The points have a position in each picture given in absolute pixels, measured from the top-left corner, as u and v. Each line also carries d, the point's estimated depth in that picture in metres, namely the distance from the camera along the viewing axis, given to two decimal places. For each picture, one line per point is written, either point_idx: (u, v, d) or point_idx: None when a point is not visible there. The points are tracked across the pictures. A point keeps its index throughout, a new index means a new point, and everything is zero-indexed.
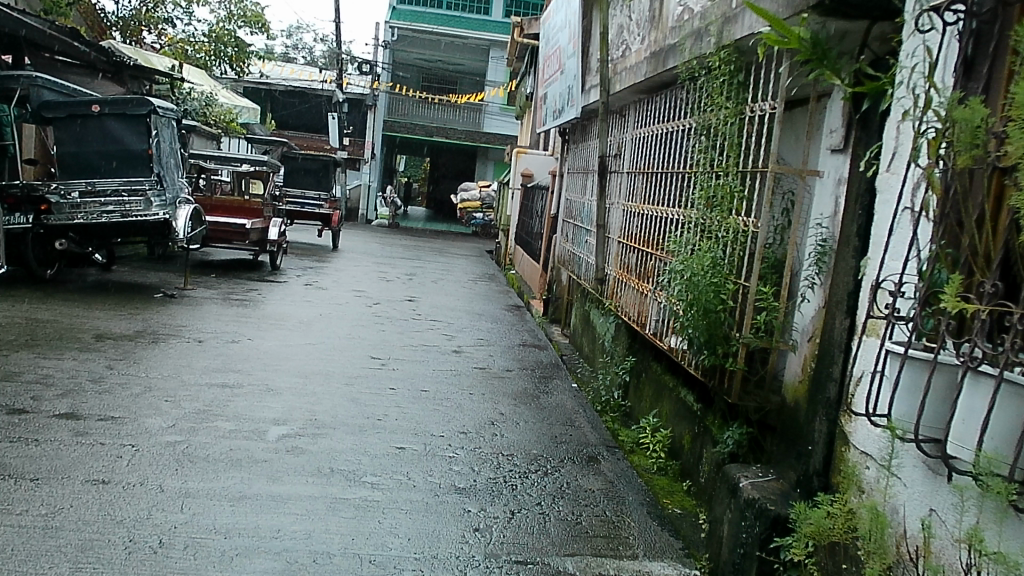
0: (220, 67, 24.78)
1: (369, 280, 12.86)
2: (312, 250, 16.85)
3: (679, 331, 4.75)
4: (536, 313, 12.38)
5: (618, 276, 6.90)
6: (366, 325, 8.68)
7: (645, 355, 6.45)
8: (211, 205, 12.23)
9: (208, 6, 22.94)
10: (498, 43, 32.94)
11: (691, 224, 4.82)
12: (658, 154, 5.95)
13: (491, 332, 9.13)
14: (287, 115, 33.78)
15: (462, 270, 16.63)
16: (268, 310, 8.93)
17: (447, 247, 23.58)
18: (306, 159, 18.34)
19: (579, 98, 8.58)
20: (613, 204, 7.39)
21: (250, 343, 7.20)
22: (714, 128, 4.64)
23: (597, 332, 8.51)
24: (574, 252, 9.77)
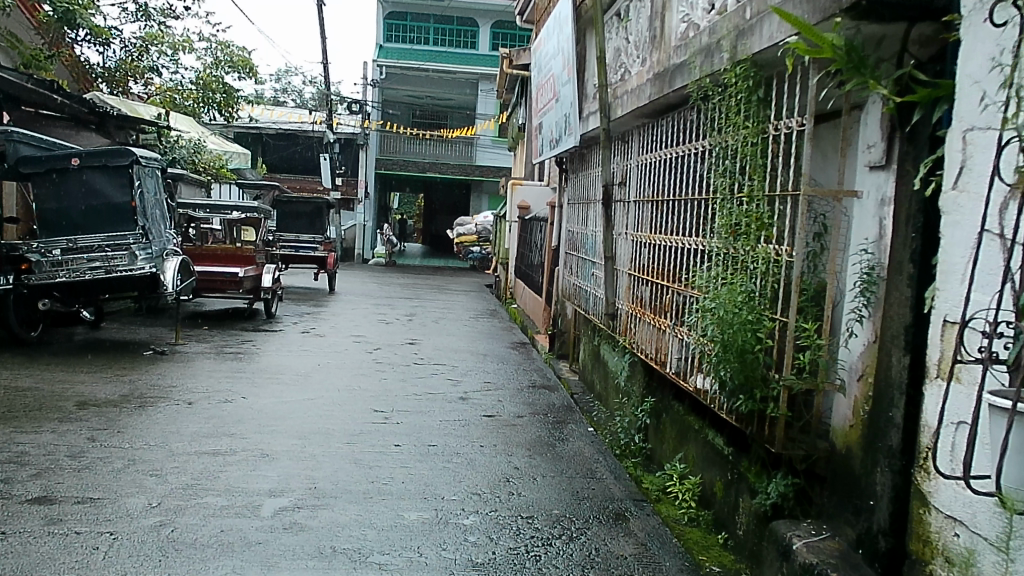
0: (209, 113, 24.63)
1: (368, 324, 12.45)
2: (308, 294, 16.47)
3: (708, 372, 4.35)
4: (542, 350, 11.97)
5: (631, 310, 6.52)
6: (367, 374, 8.26)
7: (666, 395, 6.04)
8: (201, 254, 11.84)
9: (195, 53, 22.84)
10: (486, 76, 32.95)
11: (713, 254, 4.45)
12: (668, 180, 5.61)
13: (497, 375, 8.72)
14: (279, 158, 33.63)
15: (463, 307, 16.24)
16: (263, 363, 8.51)
17: (446, 284, 23.23)
18: (298, 202, 18.03)
19: (576, 126, 8.28)
20: (620, 234, 7.04)
21: (244, 401, 6.78)
22: (733, 149, 4.28)
23: (610, 369, 8.10)
24: (579, 286, 9.40)
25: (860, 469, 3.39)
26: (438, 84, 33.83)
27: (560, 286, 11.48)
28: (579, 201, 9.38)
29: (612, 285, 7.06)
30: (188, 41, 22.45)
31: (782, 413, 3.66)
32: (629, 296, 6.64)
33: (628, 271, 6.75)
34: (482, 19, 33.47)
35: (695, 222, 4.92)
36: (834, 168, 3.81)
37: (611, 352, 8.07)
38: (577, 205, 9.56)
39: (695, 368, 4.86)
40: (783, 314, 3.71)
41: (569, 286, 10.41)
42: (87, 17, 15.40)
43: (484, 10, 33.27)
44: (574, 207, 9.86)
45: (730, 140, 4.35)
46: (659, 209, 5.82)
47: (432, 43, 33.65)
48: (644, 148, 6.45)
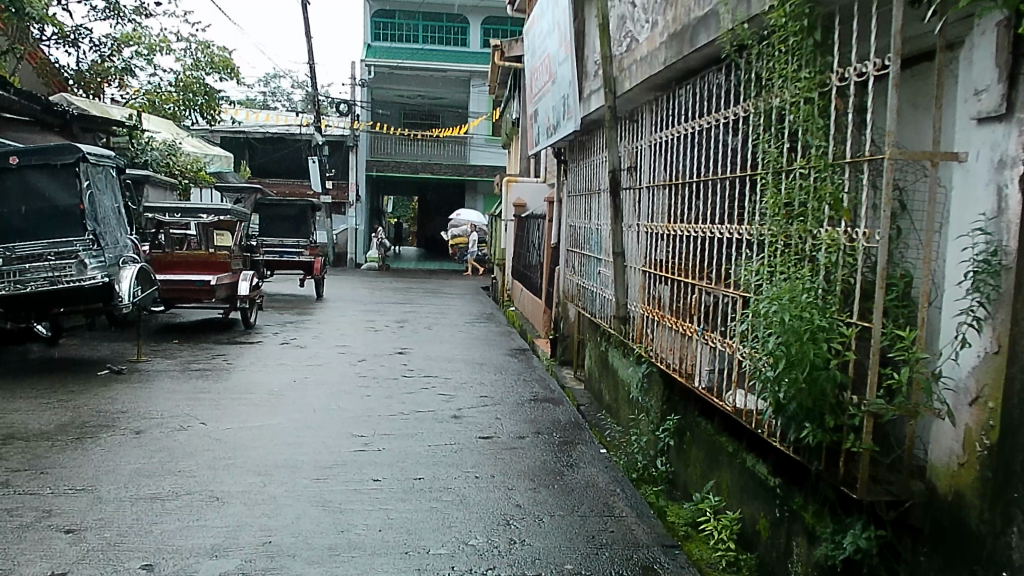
0: (190, 116, 23.75)
1: (355, 333, 11.56)
2: (294, 302, 15.58)
3: (757, 390, 3.46)
4: (543, 356, 11.12)
5: (647, 313, 5.65)
6: (349, 391, 7.36)
7: (691, 412, 5.18)
8: (171, 262, 10.95)
9: (173, 54, 21.95)
10: (478, 73, 32.10)
11: (760, 243, 3.57)
12: (690, 159, 4.74)
13: (495, 387, 7.83)
14: (266, 162, 32.73)
15: (458, 311, 15.34)
16: (233, 381, 7.61)
17: (441, 287, 22.36)
18: (281, 206, 17.13)
19: (576, 108, 7.43)
20: (631, 227, 6.17)
21: (202, 429, 5.87)
22: (782, 109, 3.40)
23: (622, 379, 7.24)
24: (583, 287, 8.54)
25: (979, 523, 2.53)
26: (428, 83, 32.99)
27: (562, 287, 10.60)
28: (581, 193, 8.51)
29: (623, 284, 6.19)
30: (165, 41, 21.56)
31: (867, 449, 2.77)
32: (645, 297, 5.77)
33: (641, 268, 5.88)
34: (472, 15, 32.66)
35: (729, 206, 4.04)
36: (922, 125, 2.93)
37: (622, 360, 7.21)
38: (579, 198, 8.69)
39: (734, 385, 3.99)
40: (862, 317, 2.82)
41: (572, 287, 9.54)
42: (51, 13, 14.50)
43: (474, 6, 32.43)
44: (575, 200, 8.99)
45: (777, 100, 3.47)
46: (679, 194, 4.97)
47: (422, 40, 32.80)
48: (657, 125, 5.57)
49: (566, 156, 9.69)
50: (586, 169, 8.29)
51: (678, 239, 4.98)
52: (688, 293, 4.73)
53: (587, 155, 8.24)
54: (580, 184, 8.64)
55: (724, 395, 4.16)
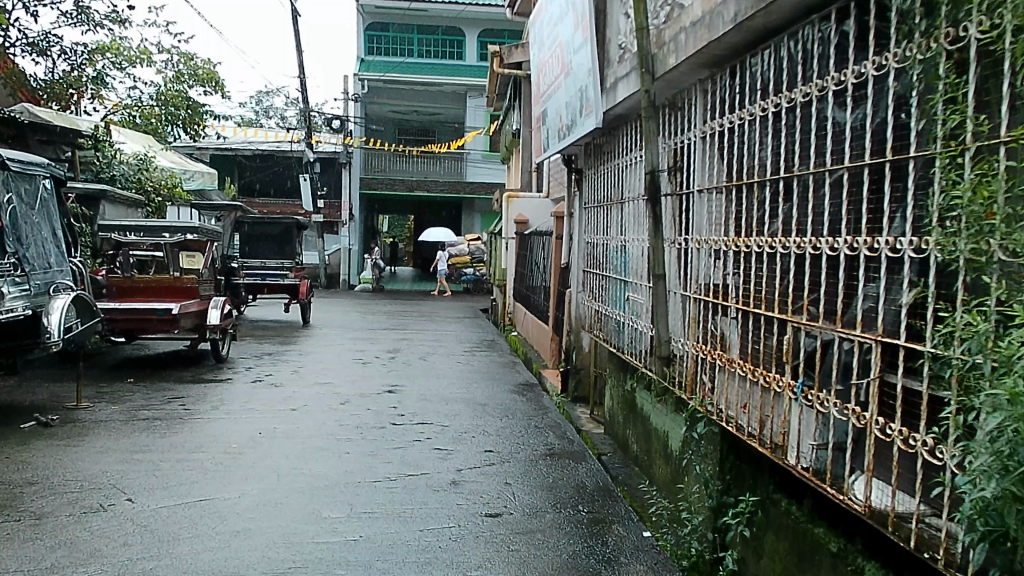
0: (173, 133, 22.51)
1: (339, 366, 10.22)
2: (278, 330, 14.26)
3: (958, 500, 2.16)
4: (552, 391, 9.83)
5: (703, 355, 4.40)
6: (324, 446, 6.02)
7: (767, 487, 3.91)
8: (132, 288, 9.65)
9: (153, 66, 20.75)
10: (475, 87, 31.06)
11: (956, 262, 2.29)
12: (784, 147, 3.47)
13: (502, 437, 6.51)
14: (255, 181, 31.49)
15: (455, 338, 14.01)
16: (184, 434, 6.26)
17: (437, 310, 21.06)
18: (265, 224, 15.82)
19: (597, 102, 6.22)
20: (677, 242, 4.89)
21: (126, 508, 4.54)
22: (1002, 42, 2.14)
23: (662, 432, 5.95)
24: (604, 315, 7.28)
25: None
26: (423, 98, 31.93)
27: (576, 313, 9.34)
28: (604, 204, 7.27)
29: (667, 314, 4.93)
30: (146, 53, 20.37)
31: None
32: (698, 334, 4.52)
33: (693, 296, 4.63)
34: (467, 27, 31.67)
35: (868, 208, 2.79)
36: None
37: (662, 407, 5.93)
38: (601, 211, 7.46)
39: (867, 473, 2.73)
40: None
41: (589, 314, 8.29)
42: (10, 17, 13.27)
43: (470, 18, 31.44)
44: (594, 212, 7.73)
45: (981, 35, 2.24)
46: (756, 196, 3.72)
47: (417, 54, 31.74)
48: (714, 111, 4.33)
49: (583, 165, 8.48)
50: (611, 176, 7.06)
51: (755, 259, 3.73)
52: (778, 332, 3.47)
53: (612, 160, 7.01)
54: (601, 194, 7.41)
55: (848, 484, 2.90)
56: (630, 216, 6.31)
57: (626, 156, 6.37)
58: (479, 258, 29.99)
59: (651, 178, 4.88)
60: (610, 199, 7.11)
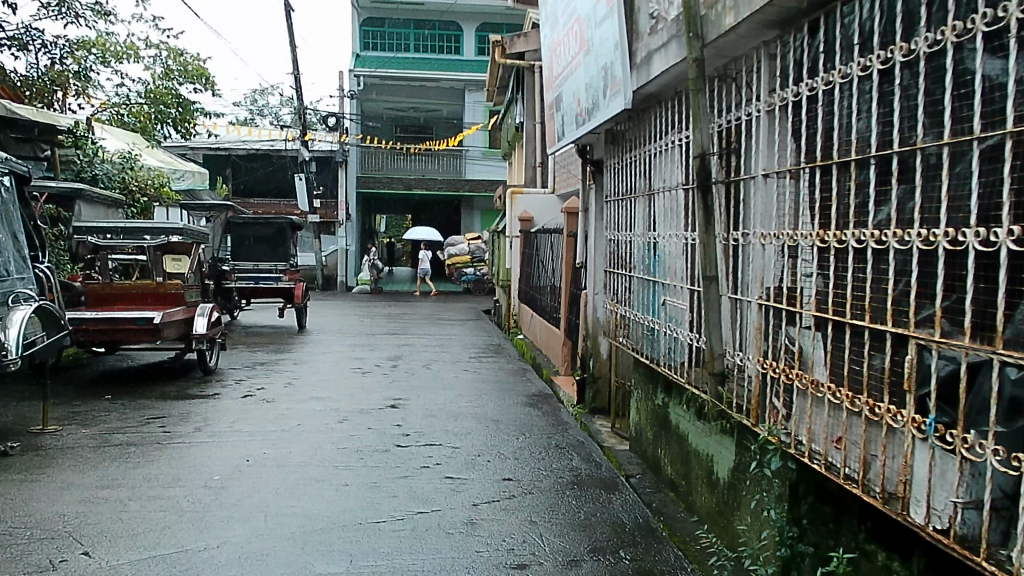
0: (163, 132, 21.71)
1: (336, 377, 9.46)
2: (272, 337, 13.49)
3: None
4: (568, 401, 9.10)
5: (773, 373, 3.66)
6: (319, 477, 5.26)
7: (857, 536, 3.16)
8: (111, 295, 8.87)
9: (141, 62, 19.96)
10: (474, 83, 30.29)
11: None
12: (899, 115, 2.73)
13: (521, 462, 5.76)
14: (249, 181, 30.74)
15: (458, 343, 13.25)
16: (160, 464, 5.50)
17: (439, 312, 20.29)
18: (257, 224, 14.96)
19: (625, 80, 5.49)
20: (735, 239, 4.14)
21: (82, 566, 3.77)
22: None
23: (705, 456, 5.22)
24: (631, 321, 6.56)
25: None
26: (421, 94, 31.17)
27: (595, 317, 8.61)
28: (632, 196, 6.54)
29: (721, 322, 4.19)
30: (133, 48, 19.59)
31: None
32: (764, 348, 3.77)
33: (756, 302, 3.88)
34: (465, 21, 30.93)
35: None
36: None
37: (706, 428, 5.22)
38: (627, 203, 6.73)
39: None
40: None
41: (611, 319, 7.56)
42: None
43: (467, 12, 30.71)
44: (618, 205, 6.99)
45: None
46: (853, 179, 2.99)
47: (413, 49, 31.00)
48: (786, 78, 3.60)
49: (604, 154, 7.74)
50: (640, 165, 6.32)
51: (853, 258, 2.99)
52: (891, 351, 2.74)
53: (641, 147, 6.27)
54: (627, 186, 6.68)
55: (1016, 558, 2.19)
56: (664, 208, 5.58)
57: (658, 142, 5.64)
58: (479, 257, 29.22)
59: (702, 162, 4.15)
60: (638, 190, 6.38)
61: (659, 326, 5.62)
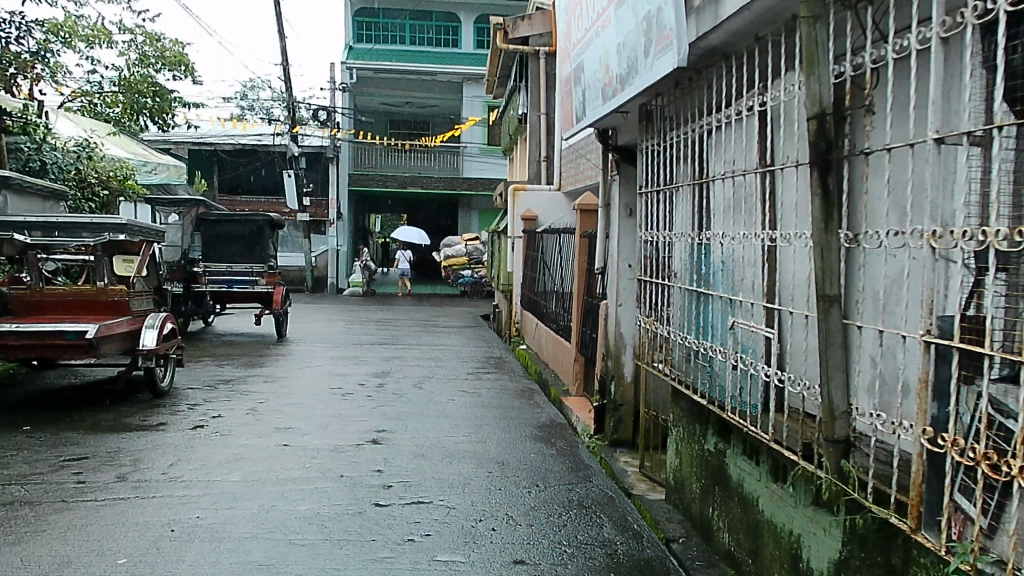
0: (139, 123, 20.29)
1: (311, 400, 8.06)
2: (246, 347, 12.08)
3: None
4: (583, 432, 7.77)
5: (963, 456, 2.28)
6: (266, 560, 3.87)
7: None
8: (43, 302, 7.67)
9: (114, 47, 18.60)
10: (472, 77, 28.91)
11: None
12: None
13: (538, 535, 4.38)
14: (236, 178, 29.36)
15: (455, 356, 11.85)
16: (53, 538, 4.09)
17: (434, 318, 18.91)
18: (231, 222, 13.51)
19: (679, 29, 4.14)
20: (872, 241, 2.77)
21: None
22: None
23: (788, 534, 3.87)
24: (671, 341, 5.25)
25: None
26: (416, 88, 29.78)
27: (620, 332, 7.28)
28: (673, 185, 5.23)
29: (843, 365, 2.87)
30: (106, 31, 18.24)
31: None
32: (937, 413, 2.41)
33: (916, 338, 2.55)
34: (463, 13, 29.57)
35: None
36: None
37: (789, 497, 3.90)
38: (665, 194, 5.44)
39: None
40: None
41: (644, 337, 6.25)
42: None
43: (466, 3, 29.35)
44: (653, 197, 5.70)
45: None
46: None
47: (409, 42, 29.60)
48: None
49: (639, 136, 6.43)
50: (684, 145, 5.02)
51: None
52: None
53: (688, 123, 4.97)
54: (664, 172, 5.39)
55: None
56: (724, 198, 4.28)
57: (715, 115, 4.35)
58: (477, 258, 27.75)
59: (821, 128, 2.86)
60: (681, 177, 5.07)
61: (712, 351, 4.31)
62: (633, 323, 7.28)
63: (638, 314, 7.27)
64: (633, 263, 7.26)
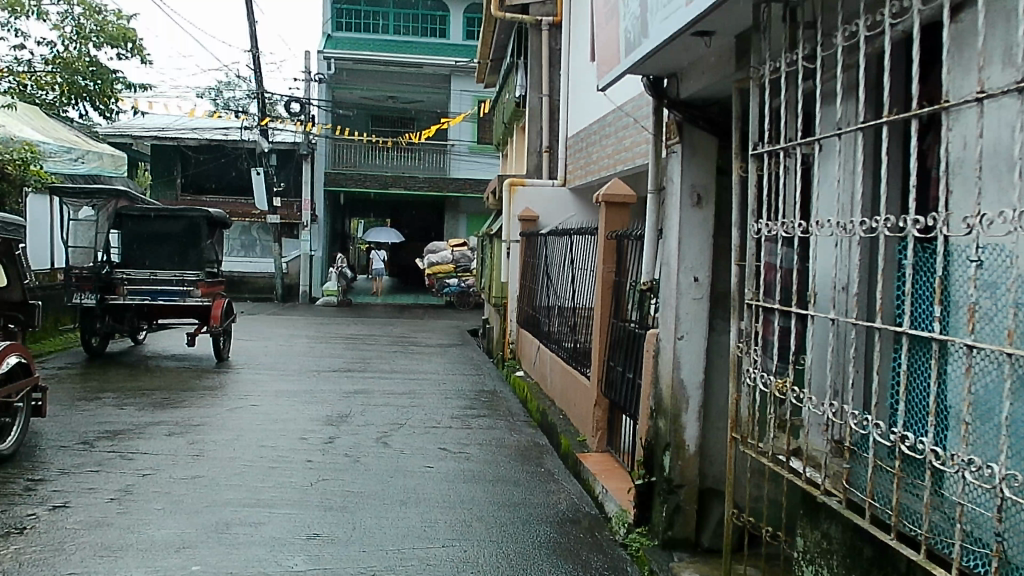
0: (76, 108, 17.66)
1: (222, 470, 5.53)
2: (171, 377, 9.54)
3: None
4: (619, 520, 5.34)
5: None
6: None
7: None
8: None
9: (44, 18, 16.01)
10: (461, 68, 26.51)
11: None
12: None
13: None
14: (202, 176, 26.86)
15: (437, 391, 9.34)
16: None
17: (416, 335, 16.38)
18: (157, 219, 10.90)
19: None
20: None
21: None
22: None
23: None
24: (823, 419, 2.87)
25: None
26: (399, 82, 27.33)
27: (680, 376, 4.88)
28: (824, 136, 2.88)
29: None
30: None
31: None
32: None
33: None
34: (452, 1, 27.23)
35: None
36: None
37: None
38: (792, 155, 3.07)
39: None
40: None
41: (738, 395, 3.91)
42: None
43: None
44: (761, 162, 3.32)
45: None
46: None
47: (393, 31, 27.18)
48: None
49: (729, 73, 4.06)
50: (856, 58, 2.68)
51: None
52: None
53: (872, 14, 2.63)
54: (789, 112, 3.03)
55: None
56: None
57: None
58: (464, 266, 25.20)
59: None
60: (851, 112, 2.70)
61: (993, 483, 1.95)
62: (697, 363, 4.89)
63: (705, 350, 4.91)
64: (701, 276, 4.88)
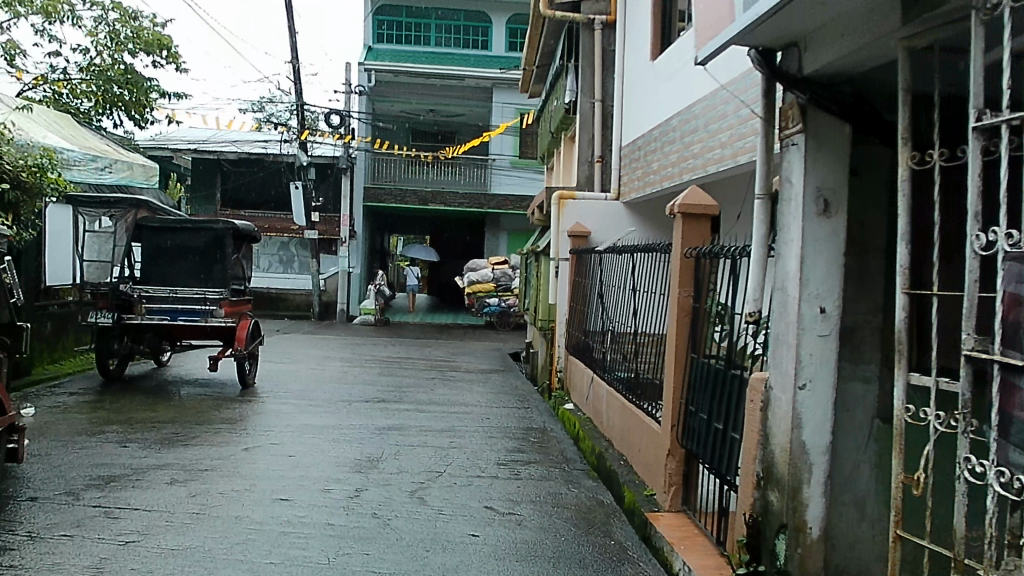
0: (110, 118, 17.13)
1: (222, 537, 4.52)
2: (188, 408, 8.66)
3: None
4: None
5: None
6: None
7: None
8: None
9: (79, 23, 15.51)
10: (505, 80, 25.66)
11: None
12: None
13: None
14: (240, 190, 26.36)
15: (479, 428, 8.29)
16: None
17: (456, 358, 15.39)
18: (178, 230, 10.07)
19: None
20: None
21: None
22: None
23: None
24: None
25: None
26: (441, 95, 26.56)
27: (802, 437, 3.81)
28: None
29: None
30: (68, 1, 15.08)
31: None
32: None
33: None
34: (496, 12, 26.46)
35: None
36: None
37: None
38: None
39: None
40: None
41: (904, 475, 2.97)
42: None
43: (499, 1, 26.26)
44: None
45: None
46: None
47: (434, 43, 26.44)
48: None
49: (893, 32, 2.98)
50: None
51: None
52: None
53: None
54: None
55: None
56: None
57: None
58: (505, 285, 24.18)
59: None
60: None
61: None
62: (823, 420, 3.82)
63: (834, 403, 3.84)
64: (828, 306, 3.80)
